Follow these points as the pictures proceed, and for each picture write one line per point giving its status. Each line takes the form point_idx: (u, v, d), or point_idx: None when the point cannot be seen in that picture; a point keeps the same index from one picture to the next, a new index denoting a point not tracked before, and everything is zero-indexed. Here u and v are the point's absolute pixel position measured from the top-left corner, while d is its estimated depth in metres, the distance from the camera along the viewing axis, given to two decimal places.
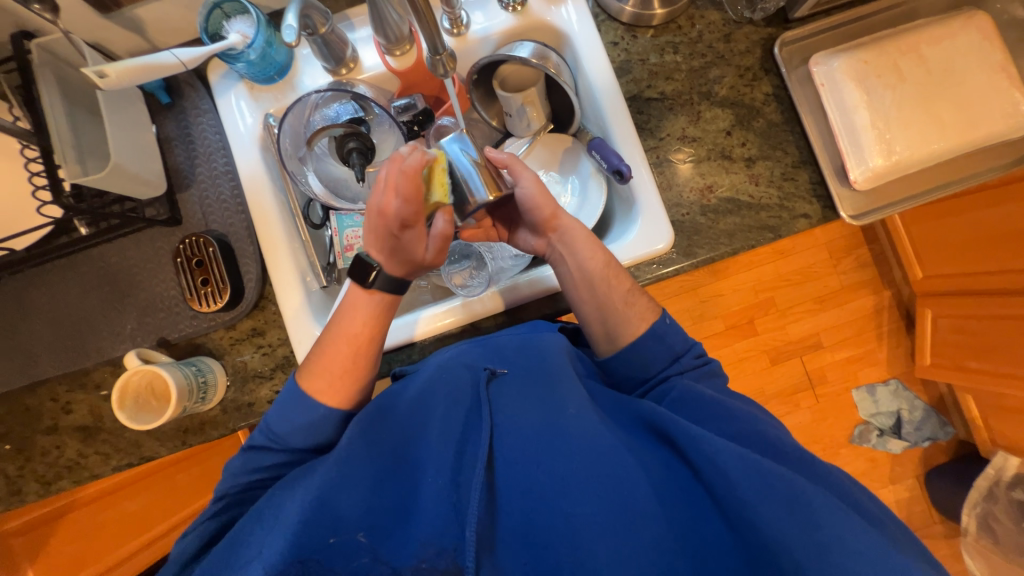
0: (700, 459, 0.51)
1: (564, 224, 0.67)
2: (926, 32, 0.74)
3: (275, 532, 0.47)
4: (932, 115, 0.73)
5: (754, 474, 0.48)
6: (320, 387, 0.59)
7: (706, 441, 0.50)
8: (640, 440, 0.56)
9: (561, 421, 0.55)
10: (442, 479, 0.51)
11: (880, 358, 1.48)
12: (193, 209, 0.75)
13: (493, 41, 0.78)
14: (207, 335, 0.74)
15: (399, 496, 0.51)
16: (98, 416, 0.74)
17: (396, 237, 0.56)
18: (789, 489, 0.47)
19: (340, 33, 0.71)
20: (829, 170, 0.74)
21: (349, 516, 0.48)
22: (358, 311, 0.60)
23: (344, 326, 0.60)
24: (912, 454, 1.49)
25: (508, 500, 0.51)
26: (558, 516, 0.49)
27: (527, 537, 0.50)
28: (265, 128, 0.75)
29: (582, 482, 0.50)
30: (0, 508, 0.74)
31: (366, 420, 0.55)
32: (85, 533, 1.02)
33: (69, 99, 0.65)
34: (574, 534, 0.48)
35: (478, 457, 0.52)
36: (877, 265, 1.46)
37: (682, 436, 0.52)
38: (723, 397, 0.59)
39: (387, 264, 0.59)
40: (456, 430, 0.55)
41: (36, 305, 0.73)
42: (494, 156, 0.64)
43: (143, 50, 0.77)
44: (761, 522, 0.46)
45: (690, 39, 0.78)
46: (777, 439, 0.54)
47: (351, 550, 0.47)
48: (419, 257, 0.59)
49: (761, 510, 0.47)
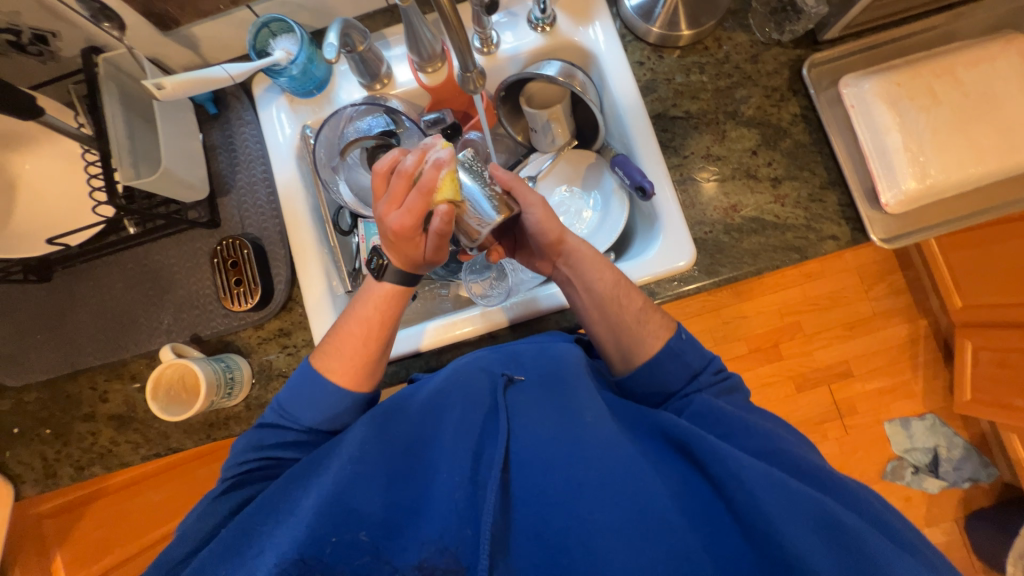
0: (724, 473, 0.49)
1: (570, 246, 0.66)
2: (963, 55, 0.73)
3: (291, 523, 0.48)
4: (969, 139, 0.71)
5: (779, 491, 0.47)
6: (334, 367, 0.61)
7: (729, 455, 0.49)
8: (659, 451, 0.55)
9: (578, 428, 0.54)
10: (459, 477, 0.52)
11: (915, 390, 1.41)
12: (231, 213, 0.79)
13: (522, 60, 0.80)
14: (236, 333, 0.78)
15: (412, 493, 0.52)
16: (132, 406, 0.78)
17: (391, 241, 0.57)
18: (817, 508, 0.46)
19: (377, 51, 0.74)
20: (859, 192, 0.73)
21: (362, 510, 0.49)
22: (377, 303, 0.63)
23: (367, 323, 0.63)
24: (950, 494, 1.41)
25: (523, 503, 0.51)
26: (575, 519, 0.49)
27: (542, 541, 0.49)
28: (303, 139, 0.79)
29: (597, 487, 0.50)
30: (37, 490, 0.78)
31: (376, 422, 0.56)
32: (111, 520, 1.06)
33: (128, 109, 0.70)
34: (589, 538, 0.47)
35: (495, 459, 0.52)
36: (912, 292, 1.40)
37: (704, 450, 0.51)
38: (747, 414, 0.57)
39: (393, 257, 0.61)
40: (474, 430, 0.56)
41: (84, 299, 0.78)
42: (499, 173, 0.64)
43: (195, 65, 0.83)
44: (784, 539, 0.45)
45: (717, 60, 0.78)
46: (801, 459, 0.52)
47: (353, 549, 0.47)
48: (419, 254, 0.59)
49: (789, 531, 0.45)
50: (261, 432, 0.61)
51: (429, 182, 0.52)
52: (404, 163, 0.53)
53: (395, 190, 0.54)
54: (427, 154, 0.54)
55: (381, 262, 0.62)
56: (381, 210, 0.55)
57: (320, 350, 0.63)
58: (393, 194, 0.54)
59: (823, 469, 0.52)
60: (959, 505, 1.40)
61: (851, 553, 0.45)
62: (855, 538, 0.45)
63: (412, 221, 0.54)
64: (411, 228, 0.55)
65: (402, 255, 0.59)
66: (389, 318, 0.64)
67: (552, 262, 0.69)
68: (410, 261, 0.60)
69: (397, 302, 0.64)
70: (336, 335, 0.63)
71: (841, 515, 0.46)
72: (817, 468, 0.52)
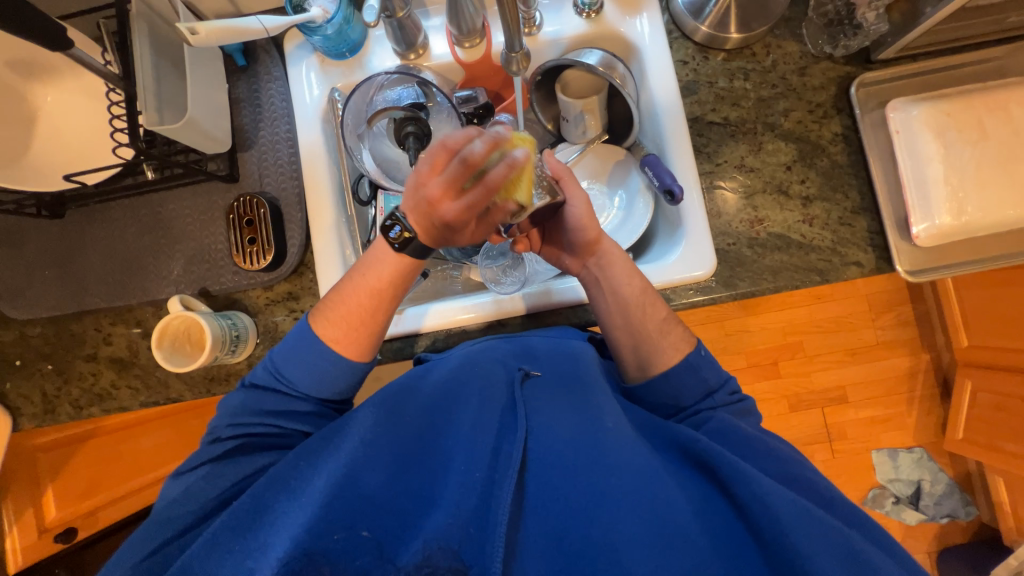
0: (749, 495, 0.48)
1: (604, 249, 0.67)
2: (1018, 91, 0.70)
3: (300, 504, 0.48)
4: (1012, 179, 0.69)
5: (807, 520, 0.46)
6: (338, 335, 0.61)
7: (754, 478, 0.48)
8: (679, 467, 0.55)
9: (598, 432, 0.54)
10: (477, 471, 0.51)
11: (908, 422, 1.41)
12: (251, 169, 0.78)
13: (562, 45, 0.78)
14: (245, 292, 0.77)
15: (428, 482, 0.52)
16: (135, 351, 0.78)
17: (437, 225, 0.56)
18: (843, 540, 0.45)
19: (415, 19, 0.72)
20: (891, 221, 0.71)
21: (378, 494, 0.49)
22: (387, 280, 0.63)
23: (377, 297, 0.63)
24: (926, 527, 1.42)
25: (541, 504, 0.51)
26: (595, 527, 0.48)
27: (561, 546, 0.48)
28: (330, 102, 0.77)
29: (618, 496, 0.49)
30: (34, 424, 0.79)
31: (387, 407, 0.56)
32: (103, 462, 1.07)
33: (156, 51, 0.68)
34: (614, 550, 0.46)
35: (514, 456, 0.51)
36: (919, 325, 1.39)
37: (727, 468, 0.50)
38: (765, 436, 0.57)
39: (422, 234, 0.59)
40: (492, 426, 0.55)
41: (95, 239, 0.78)
42: (552, 163, 0.66)
43: (227, 12, 0.80)
44: (811, 569, 0.43)
45: (763, 68, 0.76)
46: (822, 486, 0.53)
47: (354, 549, 0.46)
48: (459, 236, 0.59)
49: (816, 559, 0.44)
50: (256, 393, 0.61)
51: (498, 180, 0.51)
52: (472, 150, 0.50)
53: (454, 176, 0.52)
54: (500, 146, 0.51)
55: (405, 233, 0.60)
56: (436, 196, 0.53)
57: (320, 311, 0.63)
58: (451, 179, 0.52)
59: (816, 493, 0.52)
60: (933, 539, 1.42)
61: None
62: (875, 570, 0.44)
63: (466, 213, 0.54)
64: (464, 217, 0.55)
65: (438, 236, 0.59)
66: (399, 294, 0.64)
67: (580, 263, 0.69)
68: (440, 240, 0.60)
69: (400, 274, 0.63)
70: (342, 302, 0.62)
71: (845, 545, 0.45)
72: (812, 494, 0.52)
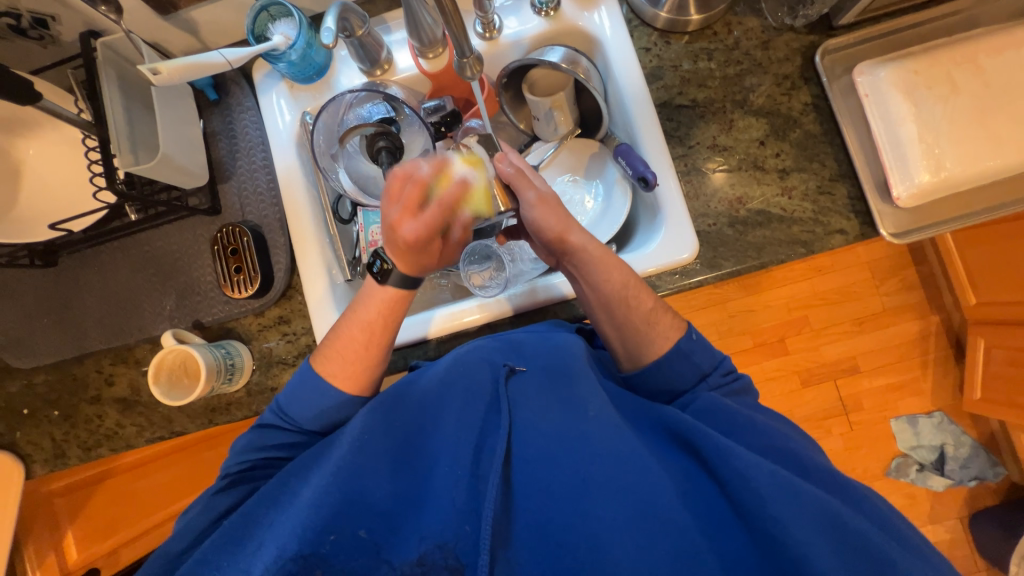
0: (729, 471, 0.49)
1: (574, 245, 0.63)
2: (986, 41, 0.70)
3: (290, 513, 0.49)
4: (988, 129, 0.68)
5: (786, 492, 0.47)
6: (334, 370, 0.62)
7: (735, 453, 0.49)
8: (662, 447, 0.55)
9: (581, 422, 0.54)
10: (460, 470, 0.52)
11: (924, 387, 1.39)
12: (232, 200, 0.79)
13: (524, 45, 0.78)
14: (237, 320, 0.78)
15: (413, 483, 0.53)
16: (137, 390, 0.79)
17: (407, 249, 0.60)
18: (826, 510, 0.46)
19: (376, 36, 0.73)
20: (870, 185, 0.71)
21: (365, 498, 0.50)
22: (376, 301, 0.63)
23: (368, 323, 0.63)
24: (956, 493, 1.38)
25: (527, 498, 0.51)
26: (578, 515, 0.49)
27: (544, 537, 0.49)
28: (302, 125, 0.78)
29: (599, 482, 0.50)
30: (47, 470, 0.81)
31: (380, 411, 0.57)
32: (117, 501, 1.09)
33: (127, 95, 0.70)
34: (595, 536, 0.48)
35: (496, 453, 0.52)
36: (925, 287, 1.37)
37: (709, 447, 0.51)
38: (754, 414, 0.57)
39: (400, 262, 0.62)
40: (476, 425, 0.56)
41: (89, 284, 0.79)
42: (500, 168, 0.63)
43: (195, 49, 0.82)
44: (787, 539, 0.45)
45: (726, 46, 0.76)
46: (811, 460, 0.53)
47: (353, 547, 0.47)
48: (432, 258, 0.63)
49: (793, 530, 0.45)
50: (264, 431, 0.62)
51: (452, 195, 0.59)
52: (421, 175, 0.57)
53: (409, 198, 0.57)
54: (446, 168, 0.59)
55: (385, 265, 0.62)
56: (397, 219, 0.58)
57: (322, 348, 0.64)
58: (406, 202, 0.57)
59: (811, 462, 0.52)
60: (964, 504, 1.38)
61: (858, 548, 0.45)
62: (862, 537, 0.45)
63: (426, 232, 0.58)
64: (426, 236, 0.59)
65: (413, 262, 0.61)
66: (391, 323, 0.64)
67: (559, 261, 0.67)
68: (419, 267, 0.63)
69: (384, 290, 0.63)
70: (337, 336, 0.63)
71: (831, 509, 0.46)
72: (804, 464, 0.52)
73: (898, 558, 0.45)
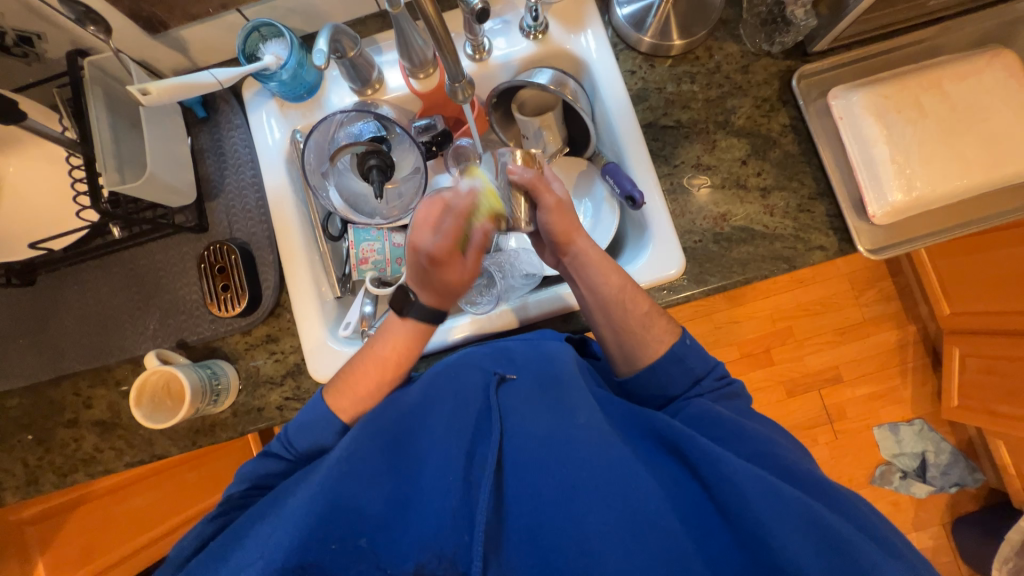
0: (715, 475, 0.50)
1: (579, 247, 0.66)
2: (948, 68, 0.74)
3: (280, 522, 0.49)
4: (954, 151, 0.72)
5: (770, 498, 0.47)
6: (344, 406, 0.62)
7: (725, 462, 0.50)
8: (651, 453, 0.56)
9: (571, 429, 0.54)
10: (451, 477, 0.52)
11: (904, 395, 1.42)
12: (219, 217, 0.78)
13: (513, 67, 0.80)
14: (223, 339, 0.77)
15: (402, 489, 0.53)
16: (117, 412, 0.77)
17: (429, 269, 0.61)
18: (811, 516, 0.47)
19: (367, 57, 0.74)
20: (847, 204, 0.73)
21: (356, 507, 0.49)
22: (399, 348, 0.64)
23: (383, 363, 0.63)
24: (937, 499, 1.41)
25: (517, 504, 0.51)
26: (569, 521, 0.49)
27: (536, 544, 0.49)
28: (292, 143, 0.79)
29: (589, 489, 0.50)
30: (18, 498, 0.77)
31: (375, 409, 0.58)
32: (97, 527, 1.04)
33: (113, 112, 0.69)
34: (586, 541, 0.48)
35: (488, 459, 0.53)
36: (901, 298, 1.42)
37: (698, 454, 0.52)
38: (742, 419, 0.58)
39: (422, 294, 0.63)
40: (466, 431, 0.56)
41: (69, 303, 0.77)
42: (517, 172, 0.65)
43: (185, 67, 0.82)
44: (773, 541, 0.46)
45: (707, 70, 0.79)
46: (794, 466, 0.54)
47: (352, 555, 0.48)
48: (453, 283, 0.62)
49: (778, 537, 0.46)
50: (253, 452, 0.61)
51: (463, 205, 0.61)
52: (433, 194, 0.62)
53: (429, 217, 0.60)
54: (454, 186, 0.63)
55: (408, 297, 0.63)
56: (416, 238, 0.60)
57: (332, 387, 0.63)
58: (426, 220, 0.60)
59: (797, 468, 0.54)
60: (947, 510, 1.41)
61: (841, 555, 0.46)
62: (846, 546, 0.46)
63: (444, 242, 0.59)
64: (446, 248, 0.60)
65: (433, 285, 0.62)
66: (404, 362, 0.65)
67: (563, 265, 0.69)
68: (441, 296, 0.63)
69: (392, 329, 0.64)
70: (352, 371, 0.64)
71: (817, 515, 0.47)
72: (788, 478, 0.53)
73: (876, 560, 0.46)
